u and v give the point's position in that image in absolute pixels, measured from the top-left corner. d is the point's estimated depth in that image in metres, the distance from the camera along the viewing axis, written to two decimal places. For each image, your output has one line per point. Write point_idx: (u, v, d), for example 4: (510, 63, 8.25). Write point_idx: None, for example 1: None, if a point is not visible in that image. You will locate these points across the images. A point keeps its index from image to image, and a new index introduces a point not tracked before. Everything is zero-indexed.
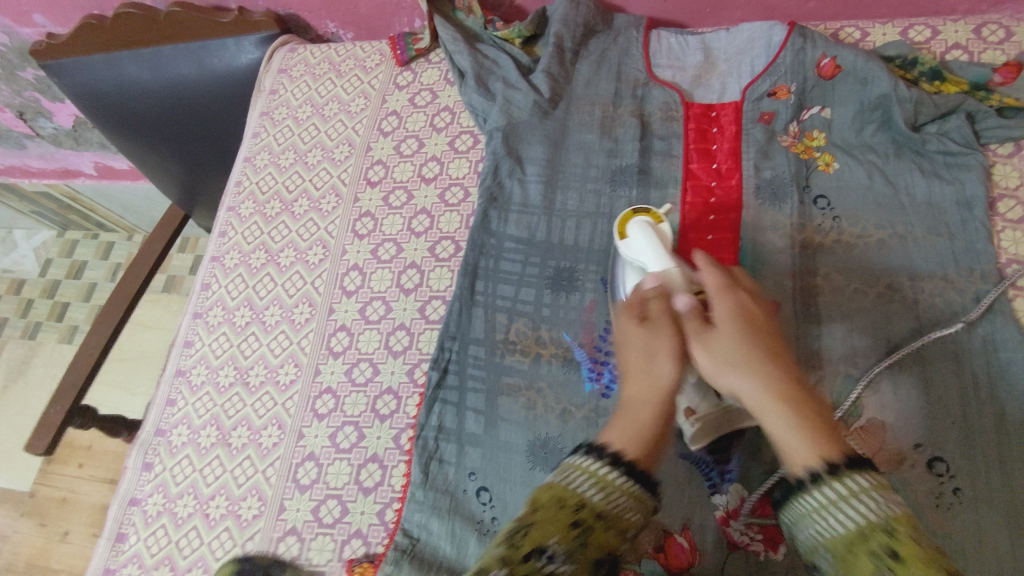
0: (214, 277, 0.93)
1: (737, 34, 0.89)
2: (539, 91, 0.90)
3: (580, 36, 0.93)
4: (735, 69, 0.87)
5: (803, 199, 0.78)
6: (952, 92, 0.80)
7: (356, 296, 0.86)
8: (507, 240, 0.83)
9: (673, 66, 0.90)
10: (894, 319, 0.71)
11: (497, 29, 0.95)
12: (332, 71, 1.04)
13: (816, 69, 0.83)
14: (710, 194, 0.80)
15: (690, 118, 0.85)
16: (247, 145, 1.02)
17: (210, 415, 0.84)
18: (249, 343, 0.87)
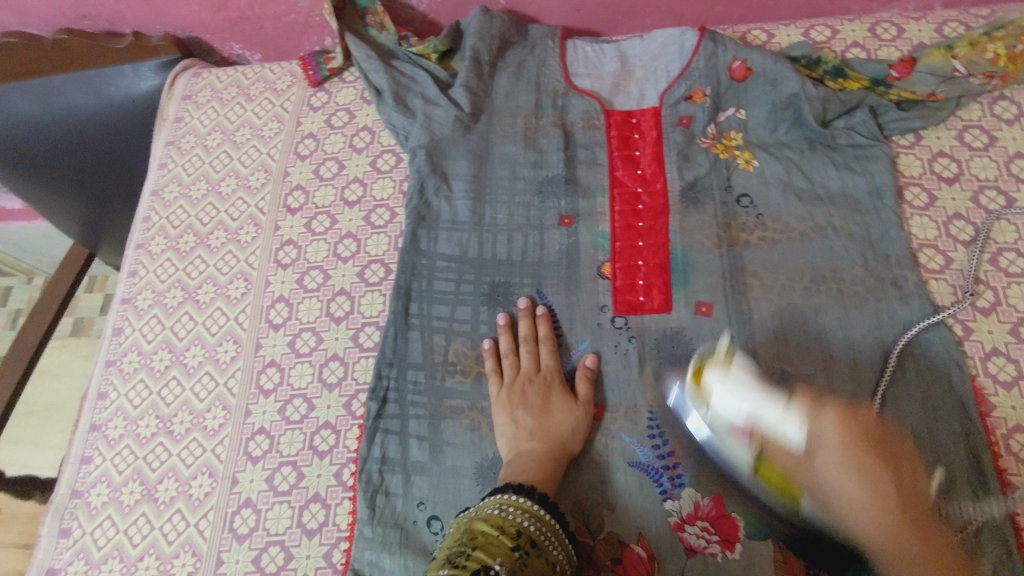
0: (127, 321, 0.87)
1: (652, 41, 0.91)
2: (459, 107, 0.88)
3: (497, 49, 0.92)
4: (651, 75, 0.89)
5: (726, 200, 0.80)
6: (855, 88, 0.83)
7: (284, 328, 0.82)
8: (438, 259, 0.81)
9: (590, 74, 0.91)
10: (821, 311, 0.73)
11: (411, 45, 0.94)
12: (240, 95, 0.99)
13: (728, 71, 0.85)
14: (638, 200, 0.81)
15: (611, 125, 0.86)
16: (153, 178, 0.96)
17: (132, 470, 0.78)
18: (170, 389, 0.81)
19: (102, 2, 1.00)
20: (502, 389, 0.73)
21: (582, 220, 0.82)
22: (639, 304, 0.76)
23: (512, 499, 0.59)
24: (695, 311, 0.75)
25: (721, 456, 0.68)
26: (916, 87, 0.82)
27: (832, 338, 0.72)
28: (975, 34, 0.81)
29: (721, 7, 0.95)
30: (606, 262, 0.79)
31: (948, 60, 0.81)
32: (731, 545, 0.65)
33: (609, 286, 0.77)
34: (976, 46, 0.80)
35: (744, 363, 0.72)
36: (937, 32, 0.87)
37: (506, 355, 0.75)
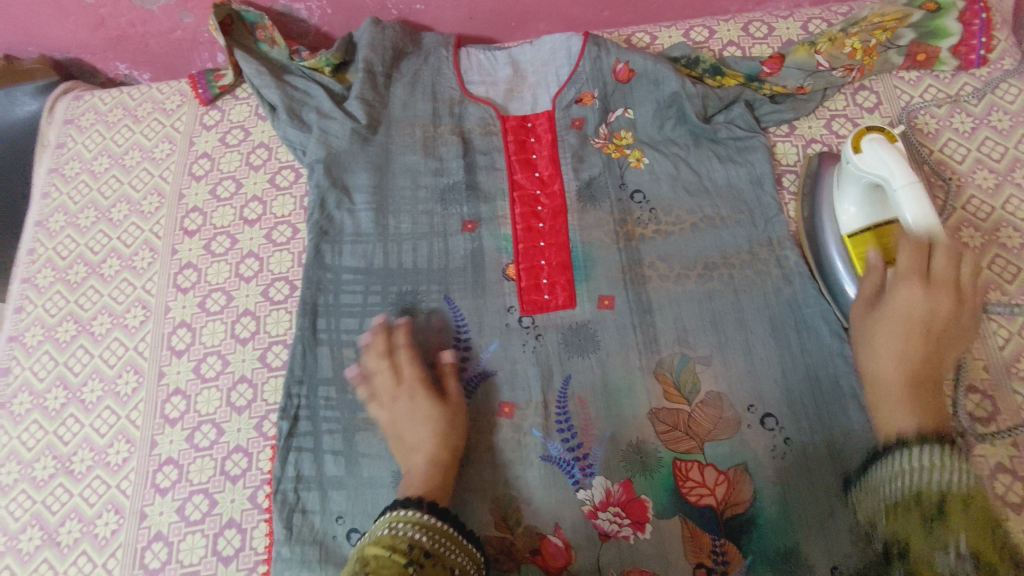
0: (15, 360, 0.82)
1: (541, 47, 0.95)
2: (356, 118, 0.88)
3: (391, 59, 0.93)
4: (543, 80, 0.93)
5: (620, 197, 0.83)
6: (731, 84, 0.88)
7: (188, 354, 0.80)
8: (344, 273, 0.81)
9: (485, 82, 0.93)
10: (714, 296, 0.77)
11: (304, 59, 0.93)
12: (126, 117, 0.96)
13: (613, 74, 0.89)
14: (537, 203, 0.84)
15: (507, 131, 0.89)
16: (36, 208, 0.91)
17: (30, 515, 0.74)
18: (67, 427, 0.78)
19: None
20: (381, 401, 0.72)
21: (484, 224, 0.83)
22: (544, 302, 0.78)
23: (403, 514, 0.58)
24: (597, 306, 0.78)
25: (629, 441, 0.71)
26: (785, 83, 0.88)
27: (725, 322, 0.76)
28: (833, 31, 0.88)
29: (607, 11, 0.99)
30: (510, 263, 0.81)
31: (812, 55, 0.88)
32: (642, 526, 0.68)
33: (514, 288, 0.80)
34: (835, 41, 0.87)
35: (644, 351, 0.75)
36: (804, 29, 0.93)
37: (375, 369, 0.73)
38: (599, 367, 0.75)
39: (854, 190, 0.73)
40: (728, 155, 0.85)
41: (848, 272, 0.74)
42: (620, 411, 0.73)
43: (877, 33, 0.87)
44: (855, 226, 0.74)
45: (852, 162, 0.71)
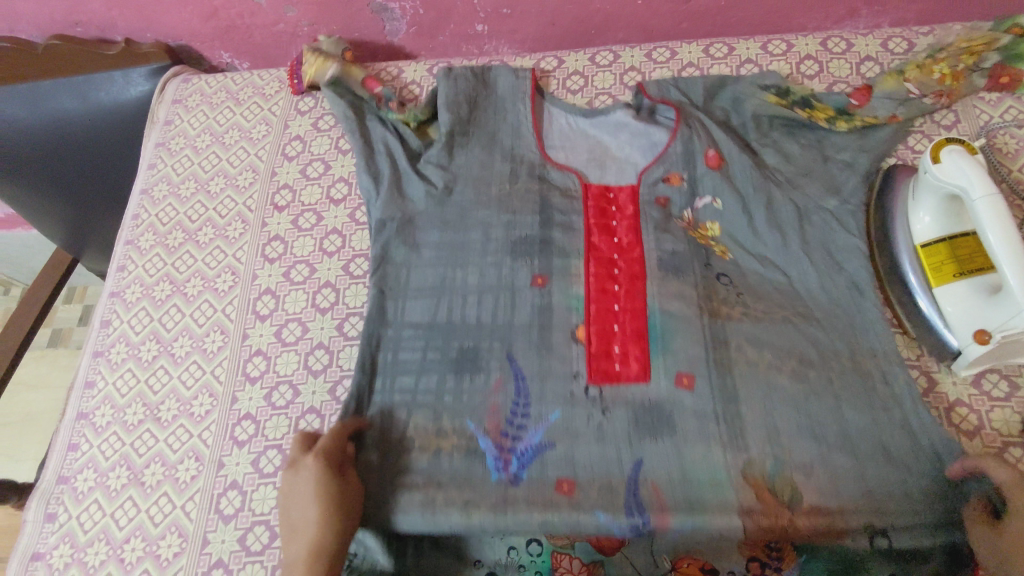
0: (116, 314, 0.89)
1: (627, 133, 0.90)
2: (432, 184, 0.86)
3: (473, 94, 0.91)
4: (625, 143, 0.90)
5: (705, 273, 0.78)
6: (822, 117, 0.86)
7: (271, 319, 0.85)
8: (407, 353, 0.76)
9: (564, 147, 0.90)
10: (812, 399, 0.69)
11: (392, 110, 0.93)
12: (229, 99, 1.03)
13: (704, 159, 0.84)
14: (613, 266, 0.79)
15: (588, 197, 0.84)
16: (143, 177, 0.99)
17: (119, 455, 0.80)
18: (158, 377, 0.84)
19: (94, 11, 1.04)
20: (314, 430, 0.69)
21: (555, 279, 0.79)
22: (615, 373, 0.73)
23: None
24: (675, 383, 0.71)
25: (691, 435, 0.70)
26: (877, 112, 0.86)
27: (819, 401, 0.69)
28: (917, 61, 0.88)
29: (687, 23, 1.02)
30: (580, 257, 0.80)
31: (902, 83, 0.87)
32: None
33: (583, 352, 0.74)
34: (924, 67, 0.87)
35: (723, 407, 0.69)
36: (883, 46, 0.94)
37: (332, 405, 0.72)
38: (666, 358, 0.73)
39: (931, 200, 0.74)
40: (813, 202, 0.81)
41: (923, 287, 0.74)
42: (688, 404, 0.70)
43: (965, 57, 0.87)
44: (929, 236, 0.74)
45: (930, 172, 0.72)
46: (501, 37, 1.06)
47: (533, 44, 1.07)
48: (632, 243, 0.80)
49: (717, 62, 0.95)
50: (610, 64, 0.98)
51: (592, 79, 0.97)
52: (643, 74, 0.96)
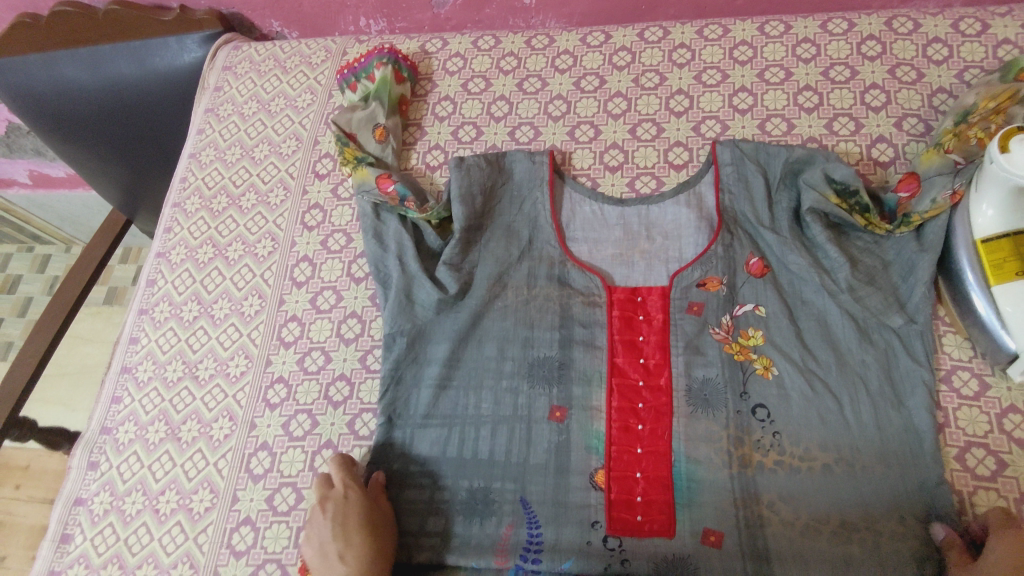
0: (160, 273, 0.92)
1: (664, 213, 0.84)
2: (445, 289, 0.80)
3: (488, 182, 0.85)
4: (663, 252, 0.82)
5: (739, 408, 0.72)
6: (880, 229, 0.76)
7: (307, 286, 0.86)
8: (414, 463, 0.75)
9: (589, 239, 0.84)
10: (852, 563, 0.65)
11: (413, 208, 0.83)
12: (277, 68, 1.03)
13: (744, 267, 0.78)
14: (638, 397, 0.75)
15: (613, 304, 0.79)
16: (191, 142, 1.01)
17: (158, 411, 0.82)
18: (198, 337, 0.86)
19: None
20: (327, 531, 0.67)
21: (575, 413, 0.75)
22: (634, 524, 0.70)
23: None
24: (702, 539, 0.69)
25: (713, 467, 0.71)
26: (925, 194, 0.75)
27: (856, 563, 0.65)
28: (948, 129, 0.79)
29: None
30: (613, 311, 0.79)
31: (945, 156, 0.77)
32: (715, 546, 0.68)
33: (603, 499, 0.71)
34: (961, 135, 0.77)
35: (752, 570, 0.67)
36: (955, 27, 0.86)
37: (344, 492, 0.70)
38: (696, 402, 0.74)
39: (995, 193, 0.69)
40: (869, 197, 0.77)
41: (980, 284, 0.70)
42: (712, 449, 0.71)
43: (992, 117, 0.77)
44: (991, 231, 0.70)
45: (996, 162, 0.67)
46: (549, 10, 1.03)
47: (581, 18, 1.04)
48: (671, 287, 0.79)
49: (772, 40, 0.90)
50: (659, 40, 0.94)
51: (639, 55, 0.93)
52: (693, 50, 0.92)
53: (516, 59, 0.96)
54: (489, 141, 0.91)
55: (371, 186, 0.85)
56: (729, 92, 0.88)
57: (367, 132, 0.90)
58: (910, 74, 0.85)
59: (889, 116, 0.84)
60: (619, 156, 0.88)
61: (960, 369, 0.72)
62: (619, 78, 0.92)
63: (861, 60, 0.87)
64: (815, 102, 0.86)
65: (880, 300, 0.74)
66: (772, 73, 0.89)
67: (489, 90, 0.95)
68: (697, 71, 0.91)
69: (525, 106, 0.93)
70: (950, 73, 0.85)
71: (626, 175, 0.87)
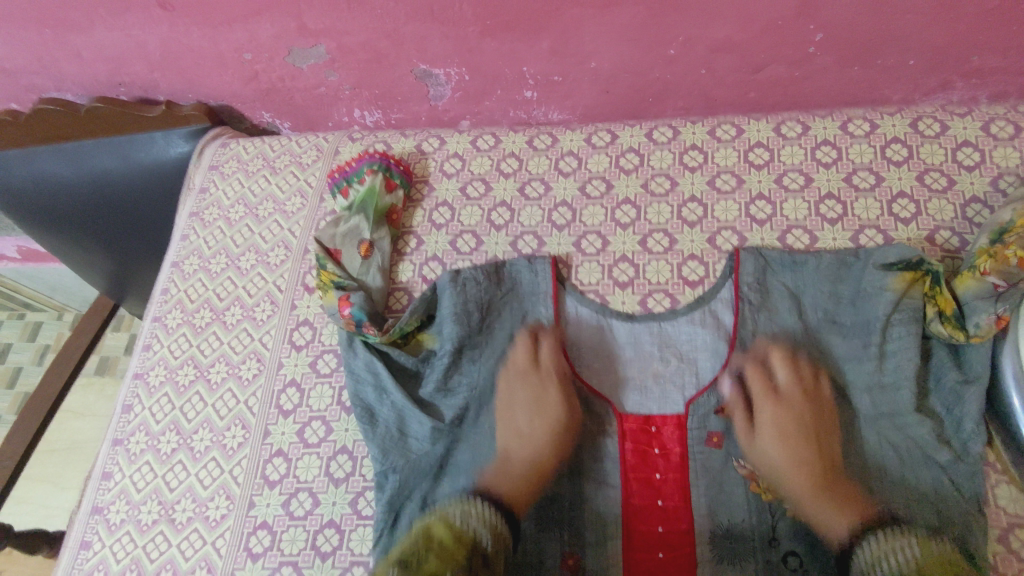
0: (137, 398, 0.85)
1: (677, 331, 0.77)
2: (440, 416, 0.74)
3: (486, 298, 0.79)
4: (677, 375, 0.75)
5: (769, 558, 0.65)
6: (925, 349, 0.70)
7: (294, 416, 0.80)
8: None
9: (595, 359, 0.77)
10: None
11: (375, 334, 0.77)
12: (266, 167, 0.98)
13: (766, 388, 0.72)
14: (656, 543, 0.68)
15: (624, 434, 0.72)
16: (175, 249, 0.95)
17: (130, 560, 0.75)
18: (175, 473, 0.79)
19: (137, 72, 1.02)
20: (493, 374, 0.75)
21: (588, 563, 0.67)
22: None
23: (473, 509, 0.65)
24: None
25: None
26: (967, 321, 0.68)
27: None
28: (984, 248, 0.70)
29: (755, 93, 0.93)
30: (621, 444, 0.72)
31: (983, 278, 0.68)
32: None
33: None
34: (997, 255, 0.68)
35: None
36: (984, 129, 0.81)
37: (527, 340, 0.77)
38: (719, 551, 0.66)
39: None
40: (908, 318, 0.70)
41: None
42: None
43: None
44: None
45: None
46: (552, 103, 0.99)
47: (585, 110, 0.99)
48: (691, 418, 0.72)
49: (790, 142, 0.85)
50: (669, 140, 0.88)
51: (647, 157, 0.88)
52: (705, 152, 0.87)
53: (517, 160, 0.91)
54: (489, 252, 0.85)
55: (333, 309, 0.80)
56: (746, 199, 0.83)
57: (352, 248, 0.85)
58: (940, 180, 0.80)
59: (920, 228, 0.77)
60: (630, 270, 0.81)
61: (1018, 527, 0.64)
62: (627, 182, 0.87)
63: (885, 165, 0.82)
64: (838, 212, 0.80)
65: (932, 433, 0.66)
66: (791, 178, 0.83)
67: (488, 194, 0.89)
68: (711, 175, 0.85)
69: (527, 213, 0.87)
70: (983, 180, 0.79)
71: (637, 291, 0.80)
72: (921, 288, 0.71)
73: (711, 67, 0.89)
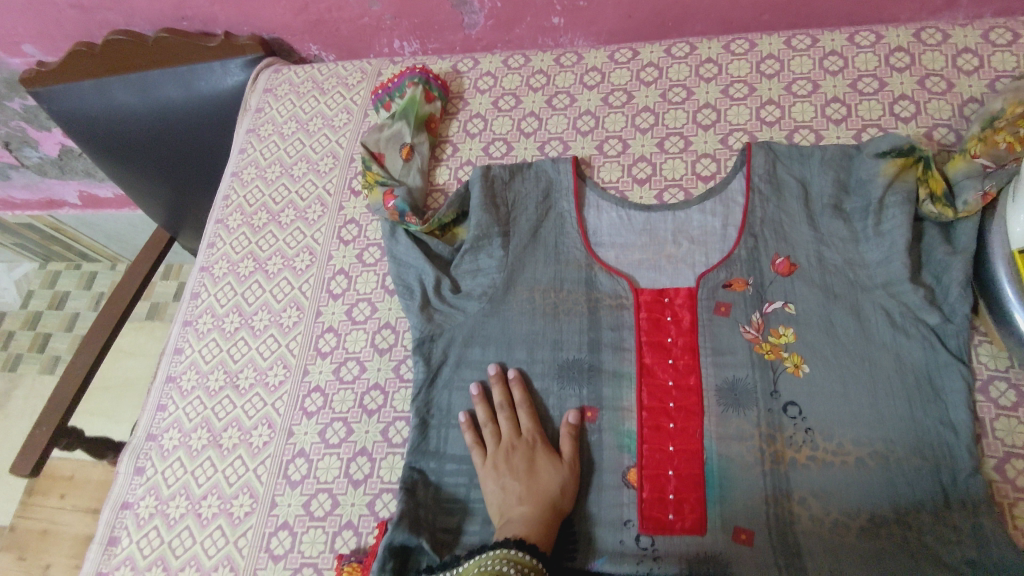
0: (204, 287, 0.95)
1: (689, 220, 0.84)
2: (470, 294, 0.83)
3: (516, 194, 0.88)
4: (689, 255, 0.82)
5: (770, 407, 0.72)
6: (920, 227, 0.77)
7: (343, 298, 0.89)
8: (448, 462, 0.76)
9: (615, 244, 0.85)
10: (883, 558, 0.65)
11: (416, 224, 0.86)
12: (315, 89, 1.08)
13: (771, 266, 0.78)
14: (668, 396, 0.75)
15: (640, 306, 0.80)
16: (234, 161, 1.06)
17: (201, 418, 0.86)
18: (238, 347, 0.89)
19: (199, 5, 1.12)
20: (486, 460, 0.74)
21: (606, 414, 0.76)
22: (667, 524, 0.70)
23: (513, 553, 0.63)
24: (732, 538, 0.69)
25: (751, 459, 0.71)
26: (956, 200, 0.74)
27: (889, 559, 0.65)
28: (976, 135, 0.76)
29: (769, 15, 0.99)
30: (635, 315, 0.80)
31: (973, 160, 0.74)
32: (750, 539, 0.68)
33: (634, 498, 0.71)
34: (987, 140, 0.74)
35: (783, 565, 0.67)
36: (984, 37, 0.86)
37: (484, 425, 0.76)
38: (726, 403, 0.74)
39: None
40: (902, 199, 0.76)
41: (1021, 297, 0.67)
42: (741, 440, 0.72)
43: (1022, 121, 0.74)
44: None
45: None
46: (578, 29, 1.06)
47: (609, 36, 1.06)
48: (701, 290, 0.79)
49: (799, 54, 0.91)
50: (686, 55, 0.96)
51: (666, 71, 0.95)
52: (720, 65, 0.94)
53: (545, 76, 0.99)
54: (518, 156, 0.94)
55: (377, 207, 0.89)
56: (757, 105, 0.90)
57: (394, 152, 0.94)
58: (940, 84, 0.85)
59: (919, 126, 0.83)
60: (648, 168, 0.89)
61: (997, 380, 0.71)
62: (646, 93, 0.94)
63: (889, 72, 0.88)
64: (843, 113, 0.86)
65: (922, 297, 0.72)
66: (800, 85, 0.90)
67: (519, 106, 0.98)
68: (724, 85, 0.92)
69: (554, 122, 0.95)
70: (981, 82, 0.84)
71: (653, 187, 0.88)
72: (914, 172, 0.77)
73: None
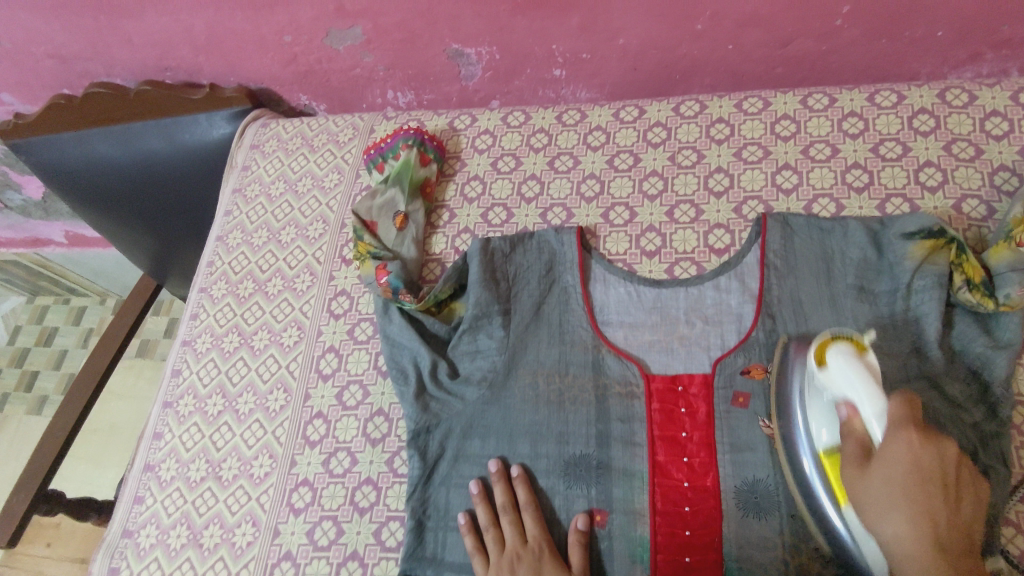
0: (186, 363, 0.90)
1: (702, 298, 0.79)
2: (469, 379, 0.78)
3: (516, 268, 0.83)
4: (702, 337, 0.77)
5: (793, 512, 0.67)
6: (953, 313, 0.71)
7: (333, 379, 0.83)
8: (446, 570, 0.71)
9: (623, 324, 0.79)
10: None
11: (411, 301, 0.81)
12: (304, 146, 1.02)
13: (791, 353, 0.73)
14: (682, 498, 0.70)
15: (651, 395, 0.74)
16: (219, 224, 1.00)
17: (180, 513, 0.80)
18: (221, 434, 0.84)
19: (182, 56, 1.07)
20: (489, 570, 0.68)
21: (616, 518, 0.70)
22: None
23: None
24: None
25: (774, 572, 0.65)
26: (995, 290, 0.69)
27: None
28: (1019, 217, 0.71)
29: (782, 69, 0.94)
30: (645, 405, 0.74)
31: (1016, 249, 0.69)
32: None
33: None
34: None
35: None
36: (1013, 99, 0.81)
37: (486, 529, 0.71)
38: (745, 507, 0.68)
39: None
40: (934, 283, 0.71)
41: None
42: (763, 551, 0.66)
43: None
44: None
45: None
46: (579, 82, 1.01)
47: (612, 88, 1.01)
48: (716, 377, 0.73)
49: (816, 114, 0.86)
50: (696, 114, 0.90)
51: (674, 131, 0.90)
52: (732, 125, 0.88)
53: (546, 135, 0.94)
54: (519, 224, 0.88)
55: (370, 281, 0.84)
56: (773, 169, 0.84)
57: (388, 220, 0.88)
58: (967, 150, 0.80)
59: (946, 196, 0.78)
60: (656, 239, 0.84)
61: None
62: (654, 155, 0.89)
63: (912, 135, 0.82)
64: (864, 181, 0.81)
65: (957, 392, 0.67)
66: (817, 149, 0.84)
67: (519, 168, 0.92)
68: (737, 147, 0.87)
69: (556, 186, 0.90)
70: (1011, 149, 0.79)
71: (663, 260, 0.83)
72: (945, 255, 0.72)
73: (737, 43, 0.91)
